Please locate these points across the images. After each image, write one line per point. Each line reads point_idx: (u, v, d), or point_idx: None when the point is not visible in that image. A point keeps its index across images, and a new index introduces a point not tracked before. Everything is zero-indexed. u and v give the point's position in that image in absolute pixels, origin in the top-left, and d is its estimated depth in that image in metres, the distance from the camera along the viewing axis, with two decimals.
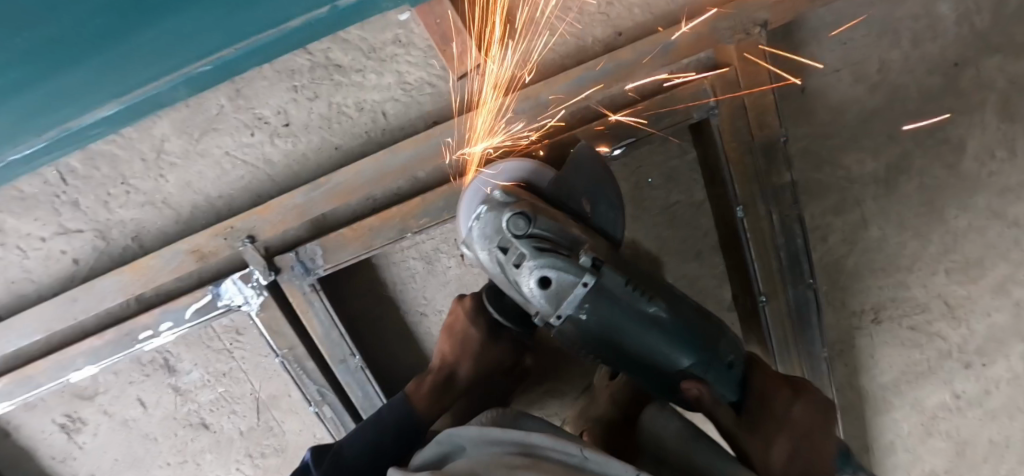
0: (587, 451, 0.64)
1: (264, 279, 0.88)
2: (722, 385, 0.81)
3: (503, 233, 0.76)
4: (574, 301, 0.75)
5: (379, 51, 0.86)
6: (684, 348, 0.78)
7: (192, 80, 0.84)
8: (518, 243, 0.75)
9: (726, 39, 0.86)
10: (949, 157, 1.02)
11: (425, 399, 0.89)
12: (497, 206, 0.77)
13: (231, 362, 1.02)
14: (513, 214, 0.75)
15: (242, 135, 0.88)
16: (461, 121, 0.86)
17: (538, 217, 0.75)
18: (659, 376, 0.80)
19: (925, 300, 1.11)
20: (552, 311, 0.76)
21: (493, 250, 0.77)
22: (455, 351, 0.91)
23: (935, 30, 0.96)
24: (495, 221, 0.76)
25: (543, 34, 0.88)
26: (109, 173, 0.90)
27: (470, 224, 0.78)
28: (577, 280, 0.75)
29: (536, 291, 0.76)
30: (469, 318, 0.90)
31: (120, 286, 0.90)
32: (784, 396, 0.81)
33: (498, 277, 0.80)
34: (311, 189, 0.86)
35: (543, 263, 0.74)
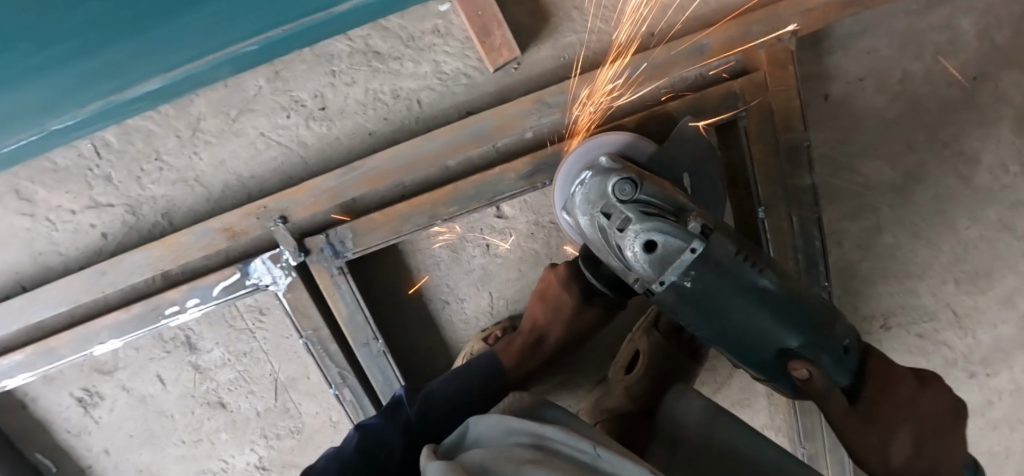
0: (600, 450, 0.60)
1: (294, 259, 0.89)
2: (837, 370, 0.75)
3: (607, 197, 0.73)
4: (680, 269, 0.70)
5: (418, 40, 0.87)
6: (794, 327, 0.72)
7: (237, 59, 0.86)
8: (621, 206, 0.72)
9: (757, 44, 0.89)
10: (963, 168, 1.05)
11: (516, 357, 0.90)
12: (603, 172, 0.75)
13: (253, 342, 1.02)
14: (619, 179, 0.73)
15: (277, 117, 0.89)
16: (496, 112, 0.87)
17: (643, 183, 0.73)
18: (766, 355, 0.75)
19: (934, 309, 1.13)
20: (654, 277, 0.71)
21: (595, 215, 0.74)
22: (548, 317, 0.91)
23: (956, 45, 0.98)
24: (598, 187, 0.74)
25: (577, 32, 0.90)
26: (143, 148, 0.91)
27: (573, 189, 0.77)
28: (684, 246, 0.69)
29: (640, 256, 0.71)
30: (564, 286, 0.89)
31: (149, 261, 0.91)
32: (908, 385, 0.77)
33: (598, 244, 0.76)
34: (345, 172, 0.88)
35: (647, 226, 0.70)
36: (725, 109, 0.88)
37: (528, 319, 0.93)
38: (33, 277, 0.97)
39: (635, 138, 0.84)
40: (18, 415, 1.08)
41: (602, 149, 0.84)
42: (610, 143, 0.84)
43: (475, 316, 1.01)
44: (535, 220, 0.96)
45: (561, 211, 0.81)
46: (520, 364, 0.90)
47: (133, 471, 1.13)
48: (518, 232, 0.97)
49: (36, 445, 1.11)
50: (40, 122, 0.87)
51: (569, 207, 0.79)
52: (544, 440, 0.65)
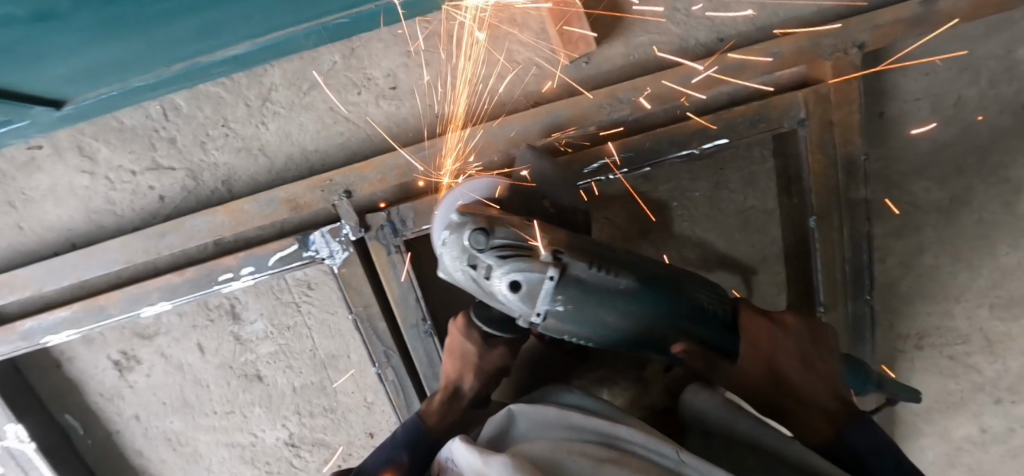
0: (684, 455, 0.62)
1: (353, 235, 0.90)
2: (713, 338, 0.76)
3: (466, 250, 0.72)
4: (547, 297, 0.71)
5: (495, 27, 0.89)
6: (661, 320, 0.73)
7: (327, 30, 0.86)
8: (483, 257, 0.71)
9: (825, 56, 0.90)
10: (1008, 195, 1.06)
11: (438, 414, 0.84)
12: (456, 225, 0.73)
13: (297, 317, 1.02)
14: (472, 230, 0.71)
15: (348, 93, 0.90)
16: (566, 103, 0.90)
17: (495, 227, 0.71)
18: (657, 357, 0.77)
19: (969, 333, 1.16)
20: (530, 312, 0.72)
21: (465, 268, 0.74)
22: (454, 368, 0.85)
23: (1013, 73, 0.99)
24: (457, 241, 0.72)
25: (649, 32, 0.91)
26: (211, 114, 0.91)
27: (440, 247, 0.75)
28: (543, 276, 0.70)
29: (510, 296, 0.72)
30: (463, 333, 0.85)
31: (209, 226, 0.91)
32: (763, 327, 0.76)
33: (476, 291, 0.76)
34: (416, 151, 0.89)
35: (509, 269, 0.70)
36: (787, 117, 0.91)
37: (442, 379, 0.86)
38: (86, 235, 0.97)
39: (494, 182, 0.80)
40: (51, 375, 1.07)
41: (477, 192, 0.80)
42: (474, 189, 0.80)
43: None
44: None
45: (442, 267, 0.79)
46: (450, 418, 0.85)
47: (161, 439, 1.12)
48: None
49: (65, 406, 1.10)
50: (119, 81, 0.86)
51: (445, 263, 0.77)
52: (616, 440, 0.66)
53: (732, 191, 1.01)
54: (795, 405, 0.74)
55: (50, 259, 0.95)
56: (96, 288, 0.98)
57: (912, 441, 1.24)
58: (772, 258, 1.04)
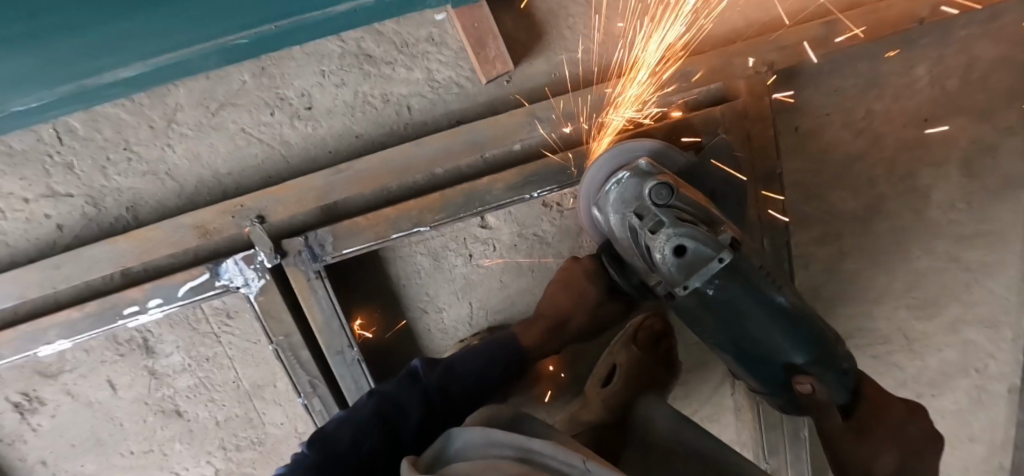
0: (589, 464, 0.57)
1: (268, 262, 0.86)
2: (832, 385, 0.81)
3: (643, 199, 0.77)
4: (706, 275, 0.76)
5: (412, 46, 0.86)
6: (796, 343, 0.79)
7: (227, 51, 0.81)
8: (658, 209, 0.76)
9: (737, 75, 0.92)
10: (916, 203, 1.14)
11: (536, 338, 0.88)
12: (641, 175, 0.79)
13: (216, 347, 0.97)
14: (657, 182, 0.77)
15: (261, 114, 0.87)
16: (489, 121, 0.87)
17: (677, 192, 0.77)
18: (771, 367, 0.81)
19: (888, 332, 1.24)
20: (681, 280, 0.76)
21: (629, 215, 0.79)
22: (569, 304, 0.89)
23: (912, 88, 1.06)
24: (635, 188, 0.79)
25: (565, 50, 0.91)
26: (111, 137, 0.86)
27: (608, 188, 0.81)
28: (713, 255, 0.75)
29: (669, 258, 0.76)
30: (589, 279, 0.90)
31: (113, 257, 0.86)
32: (894, 409, 0.84)
33: (627, 243, 0.81)
34: (332, 173, 0.85)
35: (681, 231, 0.75)
36: (705, 135, 0.92)
37: (541, 308, 0.91)
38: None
39: (663, 147, 0.87)
40: None
41: (633, 155, 0.86)
42: (642, 151, 0.86)
43: (454, 324, 1.02)
44: (518, 232, 0.97)
45: (591, 209, 0.85)
46: (543, 346, 0.89)
47: None
48: (500, 244, 0.97)
49: None
50: None
51: (602, 206, 0.83)
52: (530, 454, 0.61)
53: None
54: (865, 452, 0.80)
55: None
56: None
57: None
58: None
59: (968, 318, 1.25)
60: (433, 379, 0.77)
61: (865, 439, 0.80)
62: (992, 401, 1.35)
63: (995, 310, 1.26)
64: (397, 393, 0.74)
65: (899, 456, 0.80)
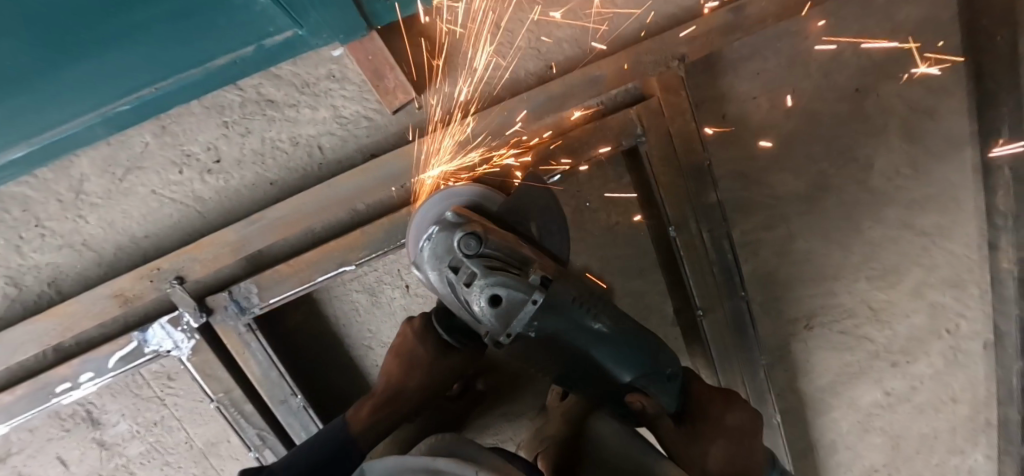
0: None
1: (195, 321, 0.84)
2: (660, 393, 0.85)
3: (453, 252, 0.76)
4: (525, 320, 0.76)
5: (313, 86, 0.85)
6: (619, 362, 0.82)
7: (110, 120, 0.77)
8: (468, 262, 0.75)
9: (650, 72, 0.90)
10: (860, 174, 1.12)
11: (366, 420, 0.79)
12: (448, 226, 0.77)
13: (162, 411, 0.95)
14: (463, 234, 0.75)
15: (169, 173, 0.85)
16: (398, 152, 0.86)
17: (486, 239, 0.76)
18: (604, 389, 0.85)
19: (851, 305, 1.18)
20: (503, 330, 0.76)
21: (444, 270, 0.77)
22: (401, 368, 0.83)
23: (838, 62, 1.06)
24: (446, 241, 0.77)
25: (473, 69, 0.89)
26: (21, 216, 0.84)
27: (422, 244, 0.79)
28: (526, 297, 0.75)
29: (487, 309, 0.75)
30: (418, 338, 0.85)
31: (35, 336, 0.84)
32: (719, 403, 0.85)
33: (448, 297, 0.79)
34: (246, 224, 0.84)
35: (493, 281, 0.74)
36: (625, 137, 0.89)
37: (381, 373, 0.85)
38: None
39: (482, 191, 0.85)
40: None
41: (452, 200, 0.83)
42: (460, 195, 0.84)
43: None
44: None
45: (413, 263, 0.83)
46: (378, 422, 0.79)
47: None
48: None
49: None
50: None
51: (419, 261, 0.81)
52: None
53: (594, 211, 1.00)
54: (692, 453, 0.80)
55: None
56: None
57: (823, 415, 1.24)
58: (649, 268, 1.04)
59: (932, 282, 1.21)
60: None
61: (694, 439, 0.81)
62: (969, 361, 1.28)
63: (959, 270, 1.22)
64: None
65: (732, 449, 0.80)
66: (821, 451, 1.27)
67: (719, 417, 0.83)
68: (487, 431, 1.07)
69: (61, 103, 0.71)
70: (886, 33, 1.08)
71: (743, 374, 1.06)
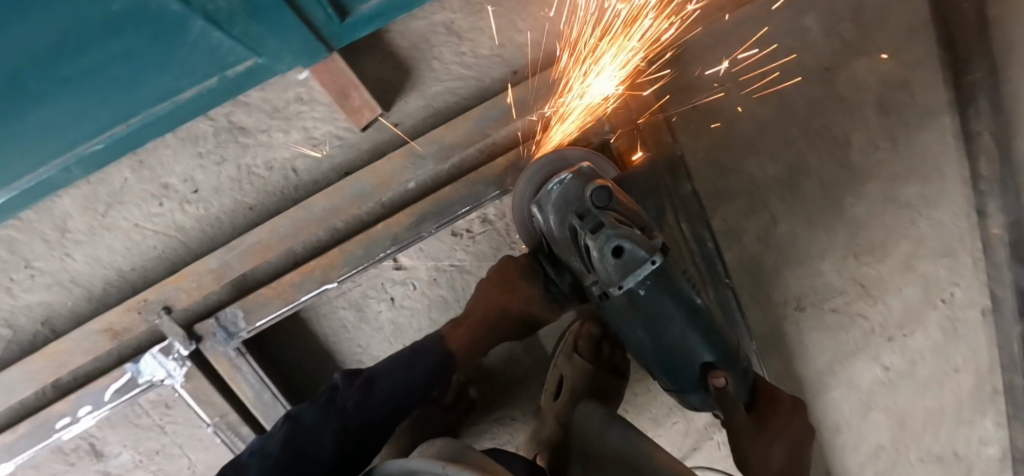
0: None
1: (184, 350, 0.86)
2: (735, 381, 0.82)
3: (584, 200, 0.76)
4: (639, 277, 0.76)
5: (283, 110, 0.87)
6: (710, 340, 0.80)
7: (85, 160, 0.79)
8: (598, 212, 0.75)
9: (611, 68, 0.92)
10: (838, 152, 1.11)
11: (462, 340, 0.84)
12: (582, 177, 0.78)
13: (162, 438, 0.96)
14: (597, 186, 0.75)
15: (149, 206, 0.87)
16: (367, 170, 0.87)
17: (617, 196, 0.77)
18: (685, 369, 0.81)
19: (842, 284, 1.17)
20: (617, 281, 0.76)
21: (568, 215, 0.77)
22: (506, 298, 0.86)
23: (805, 42, 1.07)
24: (577, 189, 0.77)
25: (436, 81, 0.90)
26: (10, 258, 0.87)
27: (550, 184, 0.79)
28: (647, 257, 0.75)
29: (608, 259, 0.75)
30: (528, 275, 0.87)
31: (31, 375, 0.86)
32: (783, 405, 0.83)
33: (564, 242, 0.79)
34: (226, 251, 0.86)
35: (619, 234, 0.74)
36: (593, 135, 0.92)
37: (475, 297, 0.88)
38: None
39: (589, 155, 0.88)
40: None
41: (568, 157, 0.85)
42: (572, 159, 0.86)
43: None
44: (435, 266, 0.96)
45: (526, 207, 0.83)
46: (472, 345, 0.84)
47: None
48: (420, 282, 0.96)
49: None
50: None
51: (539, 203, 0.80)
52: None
53: None
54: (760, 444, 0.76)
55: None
56: None
57: (824, 395, 1.22)
58: None
59: (923, 254, 1.20)
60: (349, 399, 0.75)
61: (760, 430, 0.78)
62: (969, 331, 1.25)
63: (950, 240, 1.19)
64: (317, 424, 0.73)
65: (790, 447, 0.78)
66: (826, 433, 1.25)
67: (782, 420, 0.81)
68: (483, 436, 1.07)
69: (37, 149, 0.74)
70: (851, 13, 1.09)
71: None
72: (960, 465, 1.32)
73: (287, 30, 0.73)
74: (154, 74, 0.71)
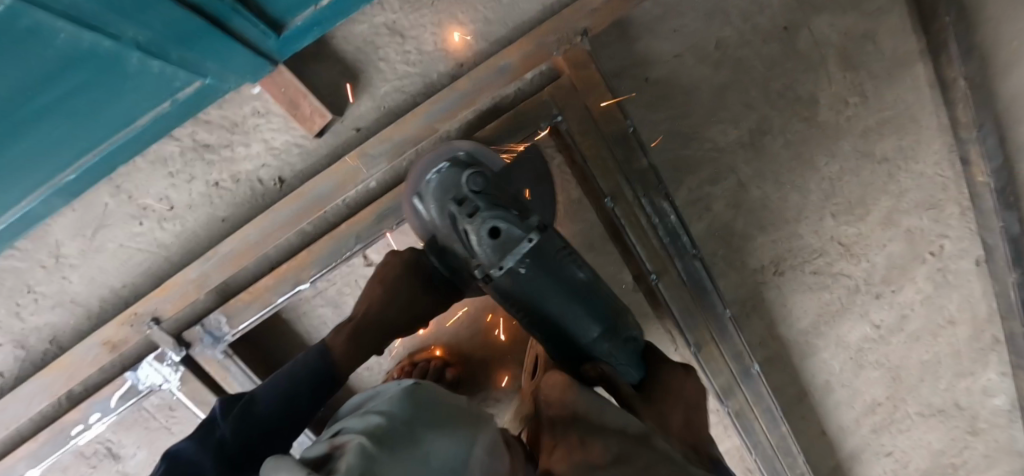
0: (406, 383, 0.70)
1: (177, 355, 0.92)
2: (621, 356, 0.87)
3: (460, 187, 0.82)
4: (518, 255, 0.80)
5: (242, 124, 0.91)
6: (596, 316, 0.85)
7: (62, 190, 0.85)
8: (475, 196, 0.81)
9: (555, 50, 0.93)
10: (804, 111, 1.09)
11: (343, 345, 0.82)
12: (459, 166, 0.84)
13: (171, 438, 1.04)
14: (471, 173, 0.82)
15: (131, 225, 0.93)
16: (325, 174, 0.91)
17: (490, 183, 0.83)
18: (575, 345, 0.86)
19: (820, 244, 1.15)
20: (496, 261, 0.80)
21: (447, 202, 0.83)
22: (386, 295, 0.87)
23: (759, 4, 1.04)
24: (454, 178, 0.83)
25: (383, 80, 0.94)
26: (14, 284, 0.93)
27: (429, 176, 0.85)
28: (523, 236, 0.80)
29: (485, 240, 0.80)
30: (408, 270, 0.89)
31: (43, 389, 0.93)
32: (677, 373, 0.88)
33: (445, 229, 0.84)
34: (203, 262, 0.92)
35: (493, 214, 0.80)
36: (543, 119, 0.93)
37: (357, 304, 0.89)
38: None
39: (477, 148, 0.89)
40: None
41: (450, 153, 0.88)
42: (460, 149, 0.89)
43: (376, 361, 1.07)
44: None
45: (410, 199, 0.88)
46: (355, 349, 0.82)
47: None
48: None
49: None
50: None
51: (421, 195, 0.87)
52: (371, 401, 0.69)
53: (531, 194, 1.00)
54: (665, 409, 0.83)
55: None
56: None
57: (812, 357, 1.20)
58: (598, 241, 1.03)
59: (904, 208, 1.17)
60: (232, 423, 0.69)
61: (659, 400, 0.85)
62: (959, 279, 1.23)
63: (931, 190, 1.17)
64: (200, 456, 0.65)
65: (686, 413, 0.83)
66: (817, 392, 1.23)
67: (675, 386, 0.87)
68: None
69: (15, 186, 0.80)
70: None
71: (711, 329, 1.07)
72: (964, 416, 1.32)
73: (223, 51, 0.77)
74: (109, 99, 0.75)
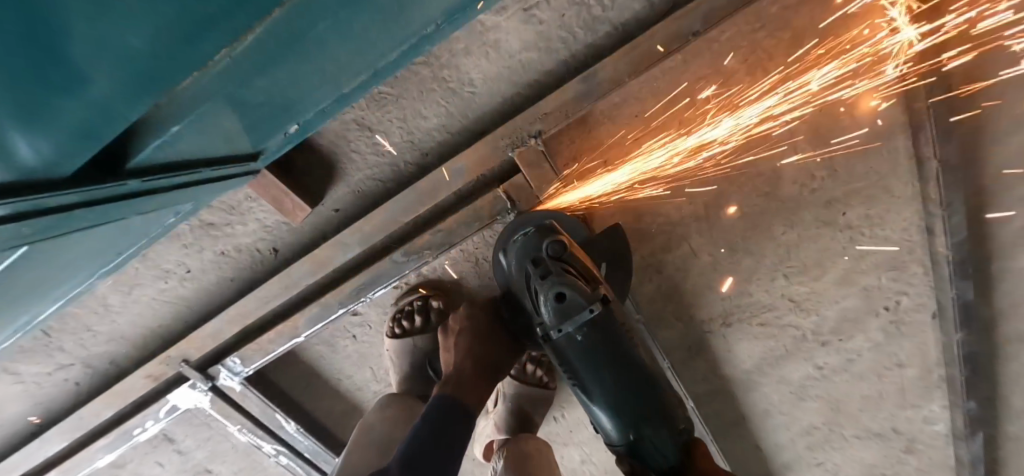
0: None
1: (204, 385, 1.18)
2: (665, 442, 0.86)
3: (537, 250, 0.93)
4: (577, 321, 0.91)
5: (238, 207, 1.04)
6: (636, 390, 0.90)
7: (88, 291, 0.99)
8: (547, 260, 0.92)
9: (509, 151, 1.03)
10: (764, 186, 1.11)
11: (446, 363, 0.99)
12: (540, 231, 0.95)
13: (211, 430, 1.30)
14: (552, 240, 0.93)
15: (158, 284, 1.11)
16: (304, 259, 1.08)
17: (568, 251, 0.93)
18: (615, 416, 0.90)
19: (770, 301, 1.24)
20: (557, 324, 0.92)
21: (524, 262, 0.94)
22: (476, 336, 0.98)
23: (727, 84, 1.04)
24: (533, 242, 0.94)
25: (358, 171, 1.05)
26: (74, 325, 1.12)
27: (514, 235, 0.98)
28: (586, 305, 0.90)
29: (551, 302, 0.91)
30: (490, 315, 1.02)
31: (108, 403, 1.19)
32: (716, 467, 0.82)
33: (519, 282, 0.96)
34: (216, 318, 1.13)
35: (562, 281, 0.90)
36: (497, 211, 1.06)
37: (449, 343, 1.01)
38: (26, 427, 1.24)
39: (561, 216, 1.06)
40: None
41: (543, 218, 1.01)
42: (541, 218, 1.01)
43: (366, 383, 1.28)
44: (384, 310, 1.17)
45: (498, 252, 1.01)
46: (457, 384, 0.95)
47: None
48: (374, 323, 1.18)
49: None
50: None
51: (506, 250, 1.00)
52: None
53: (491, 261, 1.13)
54: None
55: (17, 448, 1.25)
56: (55, 457, 1.28)
57: (752, 389, 1.36)
58: None
59: (863, 268, 1.19)
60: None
61: None
62: (914, 331, 1.26)
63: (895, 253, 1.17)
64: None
65: None
66: (754, 418, 1.41)
67: None
68: None
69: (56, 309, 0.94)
70: (802, 32, 0.99)
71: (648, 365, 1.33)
72: (900, 439, 1.41)
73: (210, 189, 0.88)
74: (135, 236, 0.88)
